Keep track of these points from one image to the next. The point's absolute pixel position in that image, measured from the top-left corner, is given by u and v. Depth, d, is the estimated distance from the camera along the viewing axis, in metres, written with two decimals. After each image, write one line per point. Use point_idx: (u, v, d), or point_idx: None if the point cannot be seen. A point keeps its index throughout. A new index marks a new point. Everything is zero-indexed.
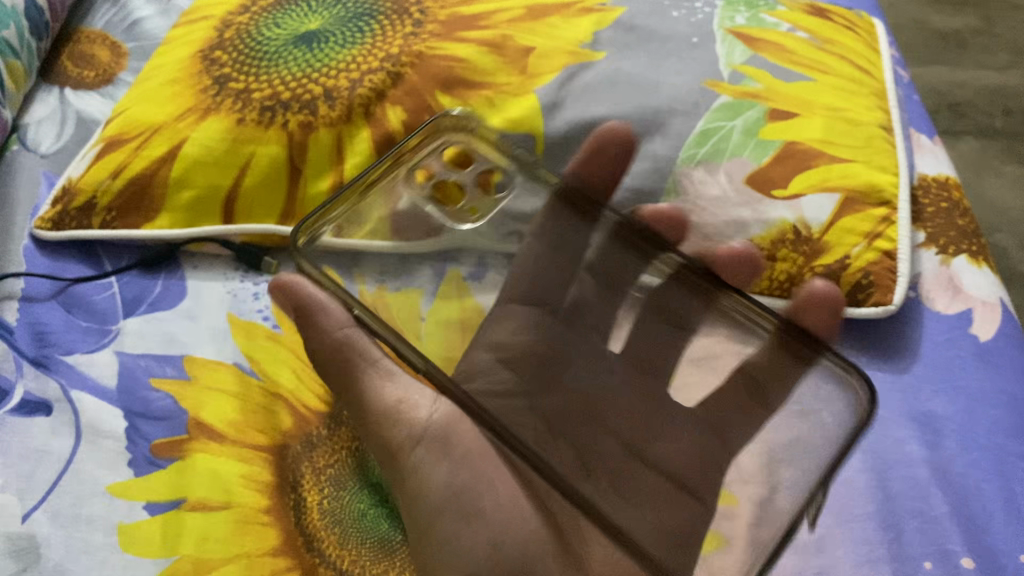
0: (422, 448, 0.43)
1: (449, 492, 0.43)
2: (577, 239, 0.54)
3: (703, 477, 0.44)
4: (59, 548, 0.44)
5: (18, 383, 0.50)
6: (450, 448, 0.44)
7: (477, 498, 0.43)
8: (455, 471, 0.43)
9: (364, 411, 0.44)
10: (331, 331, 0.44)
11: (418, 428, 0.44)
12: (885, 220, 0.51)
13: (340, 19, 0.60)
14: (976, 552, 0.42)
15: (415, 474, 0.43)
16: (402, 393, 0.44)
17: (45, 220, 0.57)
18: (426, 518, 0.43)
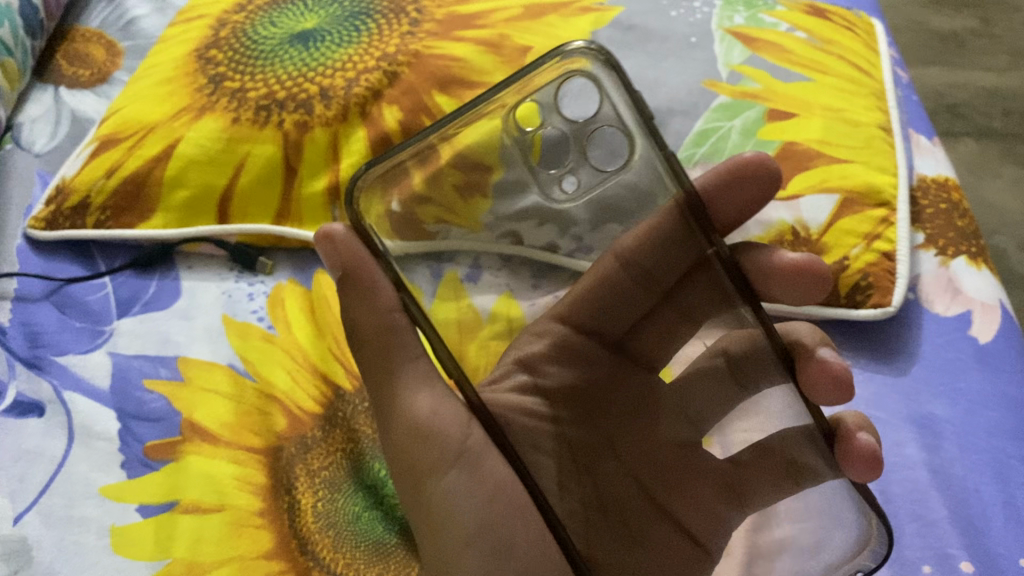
0: (453, 469, 0.41)
1: (474, 525, 0.40)
2: (664, 274, 0.44)
3: (709, 524, 0.43)
4: (51, 550, 0.44)
5: (10, 384, 0.50)
6: (479, 475, 0.41)
7: (502, 534, 0.40)
8: (485, 502, 0.40)
9: (397, 421, 0.42)
10: (376, 311, 0.42)
11: (452, 447, 0.41)
12: (883, 221, 0.51)
13: (335, 19, 0.59)
14: (976, 555, 0.41)
15: (442, 499, 0.41)
16: (437, 405, 0.42)
17: (39, 219, 0.57)
18: (451, 549, 0.40)
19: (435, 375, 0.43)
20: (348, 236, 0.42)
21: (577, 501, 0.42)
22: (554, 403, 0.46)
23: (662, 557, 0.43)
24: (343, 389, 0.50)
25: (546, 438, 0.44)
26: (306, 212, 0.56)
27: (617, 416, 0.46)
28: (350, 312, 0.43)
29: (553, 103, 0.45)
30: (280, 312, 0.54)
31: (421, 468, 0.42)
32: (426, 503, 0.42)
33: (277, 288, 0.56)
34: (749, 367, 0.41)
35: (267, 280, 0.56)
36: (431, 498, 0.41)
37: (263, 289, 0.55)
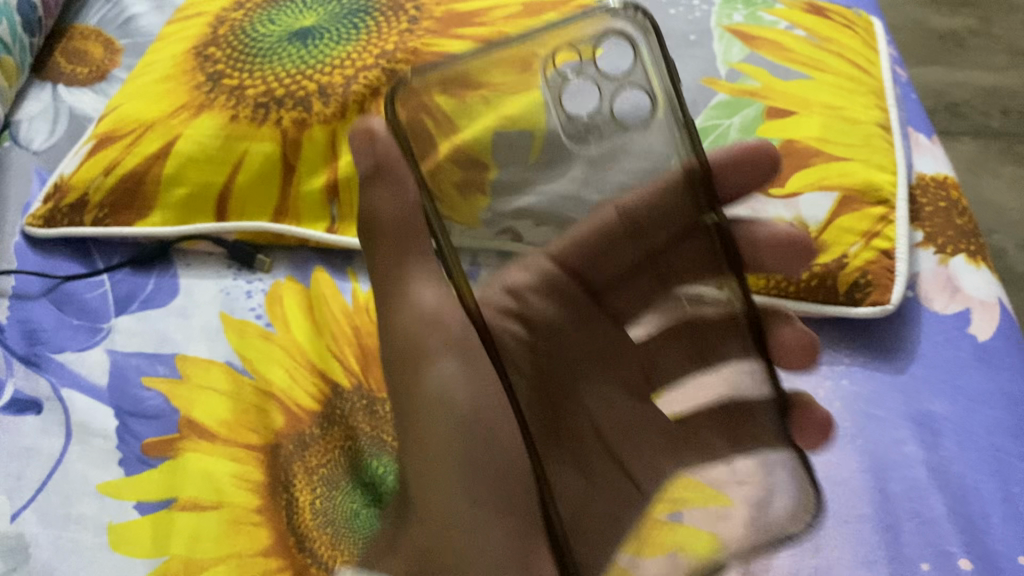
0: (451, 359, 0.44)
1: (468, 411, 0.43)
2: (657, 231, 0.46)
3: (650, 470, 0.44)
4: (48, 548, 0.44)
5: (8, 382, 0.50)
6: (473, 376, 0.44)
7: (484, 431, 0.43)
8: (481, 394, 0.43)
9: (403, 309, 0.44)
10: (401, 201, 0.42)
11: (450, 335, 0.43)
12: (882, 219, 0.51)
13: (335, 16, 0.59)
14: (974, 553, 0.41)
15: (434, 384, 0.43)
16: (445, 299, 0.43)
17: (36, 217, 0.57)
18: (438, 437, 0.43)
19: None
20: (388, 139, 0.42)
21: (542, 425, 0.43)
22: (534, 331, 0.46)
23: (605, 492, 0.43)
24: (341, 387, 0.50)
25: (522, 357, 0.44)
26: (304, 210, 0.56)
27: (587, 345, 0.47)
28: (375, 197, 0.43)
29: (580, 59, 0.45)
30: (278, 310, 0.54)
31: (420, 352, 0.44)
32: (415, 389, 0.44)
33: (275, 286, 0.55)
34: (717, 332, 0.45)
35: (265, 277, 0.56)
36: (423, 386, 0.44)
37: (261, 287, 0.55)
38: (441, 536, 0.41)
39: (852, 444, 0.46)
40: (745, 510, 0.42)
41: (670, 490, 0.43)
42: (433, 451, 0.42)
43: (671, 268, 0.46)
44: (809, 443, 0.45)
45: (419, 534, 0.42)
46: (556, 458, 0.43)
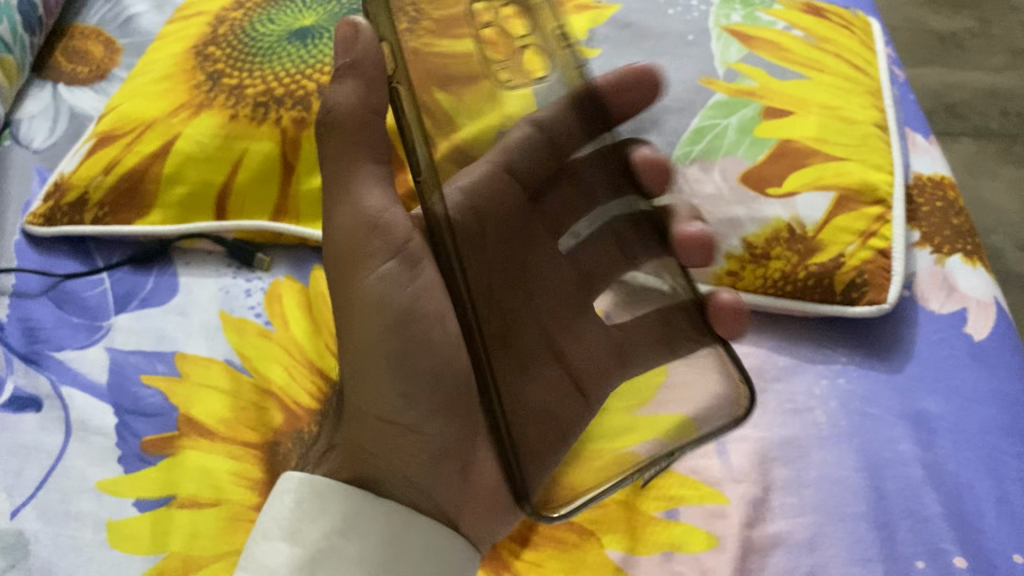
0: (390, 262, 0.44)
1: (401, 313, 0.44)
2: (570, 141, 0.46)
3: (594, 371, 0.43)
4: (47, 544, 0.44)
5: (8, 380, 0.50)
6: (415, 275, 0.44)
7: (417, 329, 0.44)
8: (421, 291, 0.44)
9: (346, 210, 0.44)
10: (370, 100, 0.42)
11: (394, 243, 0.44)
12: (879, 219, 0.51)
13: (334, 16, 0.59)
14: (969, 551, 0.41)
15: (373, 286, 0.44)
16: (387, 204, 0.44)
17: (37, 215, 0.57)
18: (370, 335, 0.43)
19: (389, 180, 0.45)
20: (369, 34, 0.42)
21: (493, 327, 0.42)
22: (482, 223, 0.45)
23: (546, 391, 0.42)
24: None
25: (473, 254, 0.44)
26: (303, 209, 0.56)
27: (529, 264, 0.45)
28: (341, 92, 0.43)
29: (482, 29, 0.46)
30: (277, 308, 0.54)
31: (360, 254, 0.44)
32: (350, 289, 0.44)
33: (275, 285, 0.56)
34: (640, 246, 0.42)
35: (264, 276, 0.56)
36: (358, 286, 0.44)
37: (261, 286, 0.56)
38: (370, 436, 0.42)
39: (848, 442, 0.46)
40: (740, 508, 0.44)
41: (665, 487, 0.45)
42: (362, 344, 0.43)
43: (589, 184, 0.45)
44: (730, 331, 0.44)
45: (352, 431, 0.42)
46: (503, 355, 0.42)
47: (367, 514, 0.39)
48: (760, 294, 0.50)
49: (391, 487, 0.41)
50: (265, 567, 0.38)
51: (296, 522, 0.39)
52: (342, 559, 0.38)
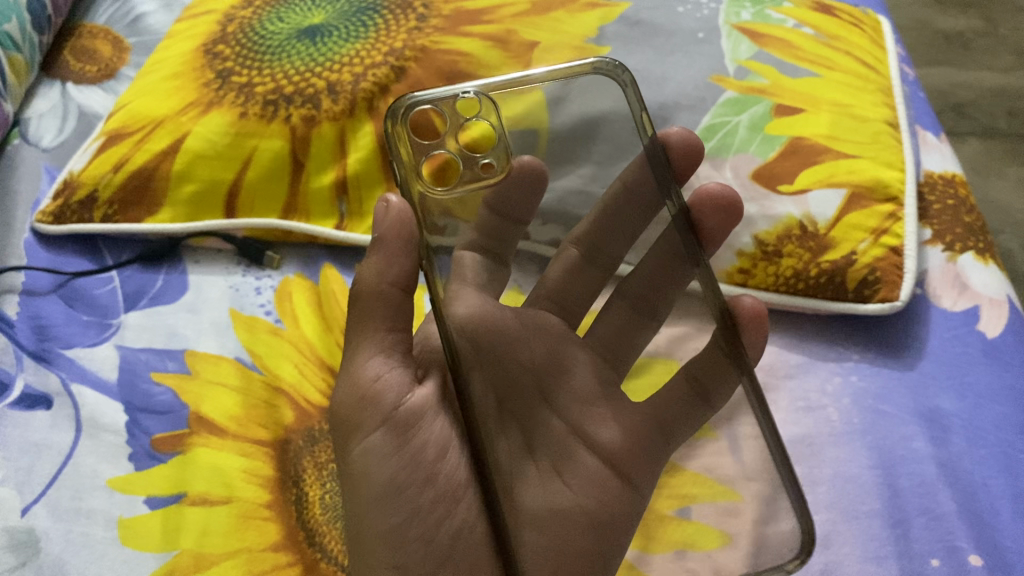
0: (381, 431, 0.43)
1: (387, 483, 0.42)
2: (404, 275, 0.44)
3: (643, 463, 0.46)
4: (59, 542, 0.44)
5: (18, 376, 0.50)
6: (399, 443, 0.43)
7: (413, 498, 0.42)
8: (403, 459, 0.43)
9: (343, 386, 0.44)
10: (392, 275, 0.43)
11: (384, 411, 0.43)
12: (891, 216, 0.51)
13: (342, 15, 0.59)
14: (984, 548, 0.41)
15: (362, 458, 0.43)
16: (381, 379, 0.43)
17: (46, 213, 0.57)
18: (363, 505, 0.42)
19: (396, 347, 0.45)
20: (400, 209, 0.44)
21: (509, 448, 0.44)
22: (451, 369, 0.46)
23: (625, 437, 0.47)
24: None
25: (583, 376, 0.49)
26: (313, 207, 0.56)
27: (512, 365, 0.47)
28: (384, 271, 0.43)
29: (434, 148, 0.50)
30: (287, 306, 0.54)
31: (353, 421, 0.43)
32: (349, 461, 0.43)
33: (285, 282, 0.56)
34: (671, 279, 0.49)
35: (274, 274, 0.56)
36: (355, 460, 0.43)
37: (271, 283, 0.56)
38: None
39: (862, 439, 0.46)
40: (753, 506, 0.43)
41: (675, 485, 0.45)
42: (371, 523, 0.42)
43: (563, 292, 0.52)
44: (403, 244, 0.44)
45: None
46: (516, 475, 0.43)
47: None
48: (771, 291, 0.50)
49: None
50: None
51: None
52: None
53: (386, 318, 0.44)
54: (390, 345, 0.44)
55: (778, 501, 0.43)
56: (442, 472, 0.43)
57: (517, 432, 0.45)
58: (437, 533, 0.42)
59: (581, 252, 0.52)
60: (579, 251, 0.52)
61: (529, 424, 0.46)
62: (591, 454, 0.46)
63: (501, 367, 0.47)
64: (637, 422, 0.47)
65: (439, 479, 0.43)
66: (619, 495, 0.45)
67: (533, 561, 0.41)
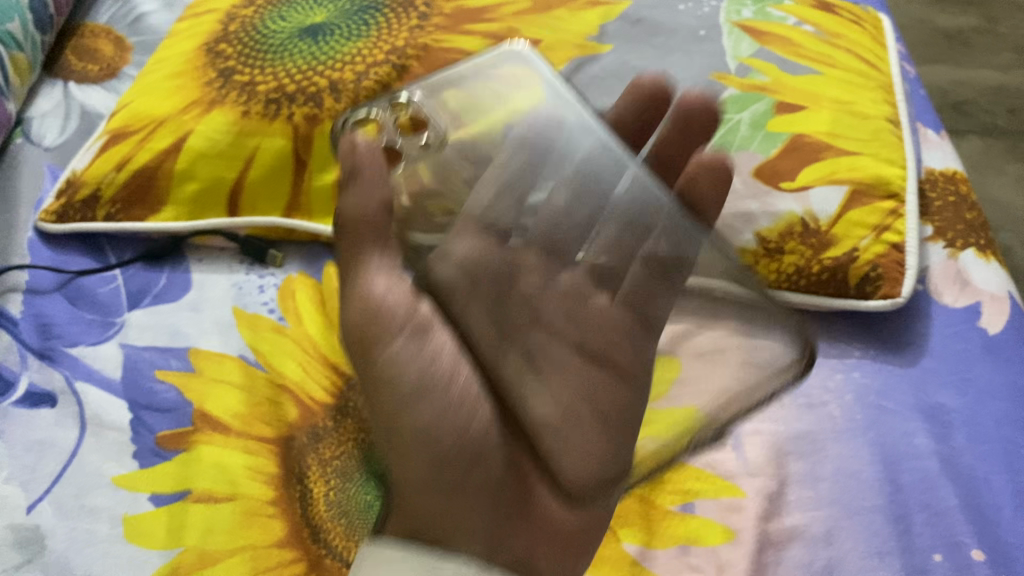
0: (399, 338, 0.44)
1: (414, 385, 0.44)
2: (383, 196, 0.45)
3: (625, 350, 0.45)
4: (63, 539, 0.44)
5: (22, 375, 0.50)
6: (416, 347, 0.45)
7: (440, 396, 0.44)
8: (424, 361, 0.44)
9: (353, 303, 0.45)
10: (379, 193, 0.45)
11: (398, 321, 0.45)
12: (893, 213, 0.51)
13: (344, 14, 0.59)
14: (986, 544, 0.41)
15: (387, 364, 0.44)
16: (390, 289, 0.45)
17: (49, 212, 0.57)
18: (393, 407, 0.43)
19: (395, 260, 0.46)
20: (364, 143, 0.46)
21: (514, 360, 0.46)
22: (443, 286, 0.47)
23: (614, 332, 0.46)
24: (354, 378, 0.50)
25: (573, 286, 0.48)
26: (315, 205, 0.56)
27: (510, 292, 0.49)
28: (365, 195, 0.45)
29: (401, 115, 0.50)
30: (291, 304, 0.54)
31: (372, 331, 0.44)
32: (372, 369, 0.44)
33: (288, 281, 0.56)
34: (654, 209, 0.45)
35: (277, 272, 0.57)
36: (379, 365, 0.44)
37: (274, 282, 0.56)
38: (458, 510, 0.41)
39: (864, 435, 0.46)
40: (756, 501, 0.44)
41: (681, 481, 0.45)
42: (407, 420, 0.43)
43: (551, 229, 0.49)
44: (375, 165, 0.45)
45: (405, 502, 0.41)
46: (526, 380, 0.45)
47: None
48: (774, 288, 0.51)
49: (460, 544, 0.39)
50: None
51: None
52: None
53: (376, 229, 0.45)
54: (387, 252, 0.46)
55: (785, 357, 0.42)
56: (457, 373, 0.45)
57: (518, 347, 0.47)
58: (462, 432, 0.43)
59: (570, 194, 0.48)
60: (566, 197, 0.48)
61: (529, 346, 0.47)
62: (591, 361, 0.46)
63: (493, 296, 0.49)
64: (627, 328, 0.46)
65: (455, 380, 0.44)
66: (620, 394, 0.44)
67: (566, 460, 0.43)
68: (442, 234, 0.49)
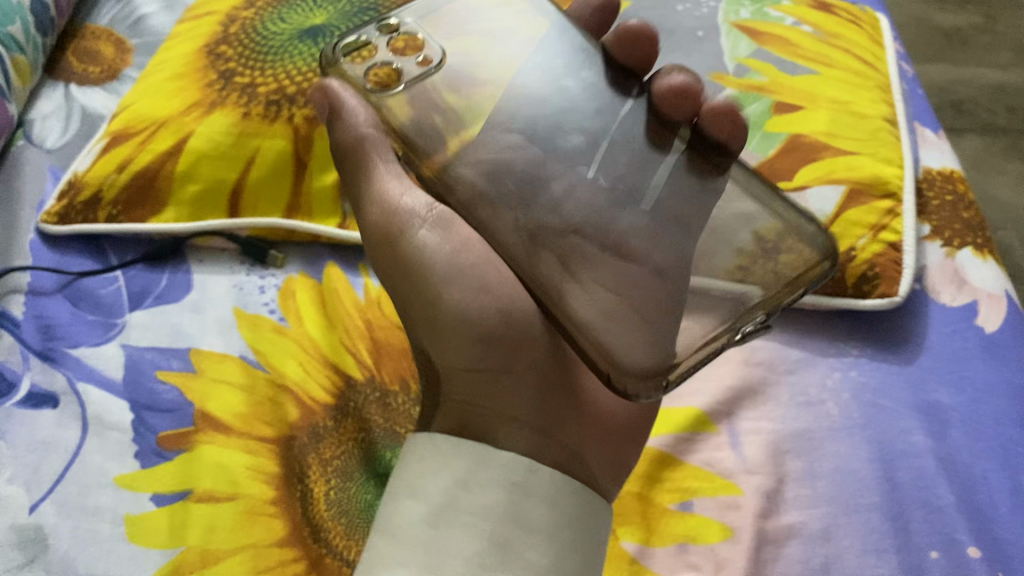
0: (426, 229, 0.45)
1: (448, 272, 0.44)
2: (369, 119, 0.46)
3: (673, 256, 0.43)
4: (66, 538, 0.44)
5: (24, 376, 0.50)
6: (448, 236, 0.45)
7: (478, 278, 0.44)
8: (456, 250, 0.45)
9: (372, 206, 0.46)
10: (366, 117, 0.46)
11: (421, 216, 0.45)
12: (890, 212, 0.51)
13: (343, 15, 0.61)
14: (982, 541, 0.42)
15: (418, 251, 0.45)
16: (408, 191, 0.46)
17: (50, 213, 0.57)
18: (432, 292, 0.44)
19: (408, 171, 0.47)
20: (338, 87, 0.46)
21: (550, 262, 0.42)
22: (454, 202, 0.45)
23: (648, 242, 0.44)
24: (354, 379, 0.51)
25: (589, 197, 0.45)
26: (316, 206, 0.57)
27: (535, 207, 0.44)
28: (356, 119, 0.45)
29: (380, 62, 0.48)
30: (291, 305, 0.54)
31: (397, 225, 0.45)
32: (404, 261, 0.45)
33: (289, 281, 0.56)
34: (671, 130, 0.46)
35: (278, 272, 0.57)
36: (410, 254, 0.45)
37: (274, 282, 0.56)
38: (503, 396, 0.44)
39: (861, 433, 0.46)
40: (754, 499, 0.44)
41: (678, 479, 0.46)
42: (443, 310, 0.44)
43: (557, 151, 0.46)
44: (353, 104, 0.46)
45: (454, 390, 0.44)
46: (563, 285, 0.42)
47: (487, 467, 0.37)
48: None
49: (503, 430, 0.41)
50: (394, 525, 0.36)
51: (458, 495, 0.36)
52: (465, 511, 0.36)
53: (372, 149, 0.45)
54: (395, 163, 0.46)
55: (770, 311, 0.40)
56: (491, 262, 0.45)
57: (549, 254, 0.43)
58: (504, 314, 0.44)
59: (573, 121, 0.47)
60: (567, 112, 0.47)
61: (565, 248, 0.43)
62: (628, 267, 0.43)
63: (519, 199, 0.44)
64: (659, 235, 0.44)
65: (490, 270, 0.45)
66: (658, 295, 0.42)
67: (609, 339, 0.39)
68: (456, 150, 0.45)
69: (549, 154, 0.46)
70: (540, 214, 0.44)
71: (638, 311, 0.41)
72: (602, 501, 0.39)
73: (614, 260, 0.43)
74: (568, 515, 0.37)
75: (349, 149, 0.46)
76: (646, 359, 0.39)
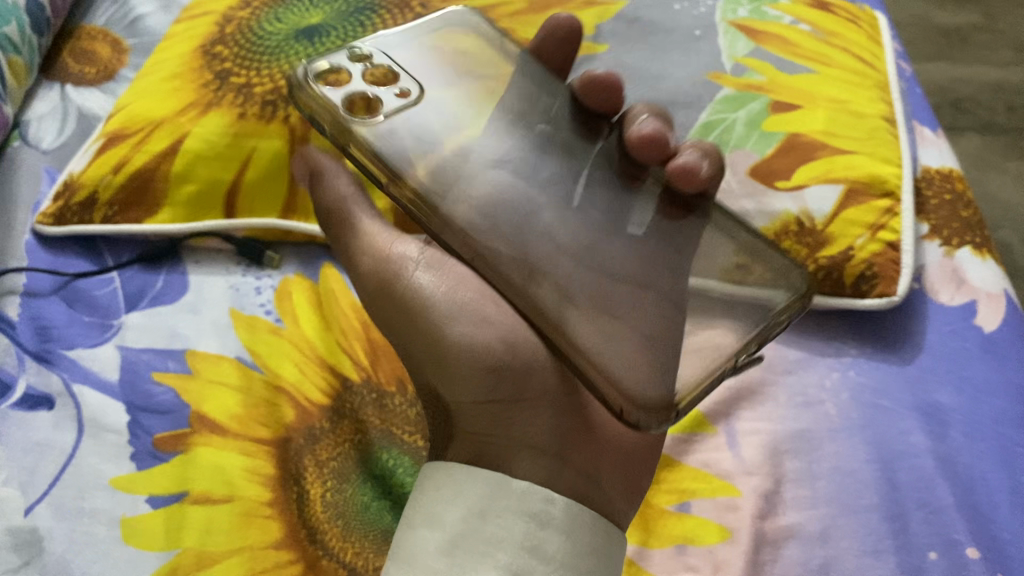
0: (419, 271, 0.45)
1: (447, 309, 0.44)
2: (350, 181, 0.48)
3: (660, 274, 0.44)
4: (62, 541, 0.44)
5: (20, 377, 0.50)
6: (441, 275, 0.45)
7: (480, 310, 0.44)
8: (453, 288, 0.45)
9: (362, 254, 0.46)
10: (351, 178, 0.49)
11: (412, 260, 0.46)
12: (888, 211, 0.51)
13: (340, 15, 0.61)
14: (982, 542, 0.41)
15: (416, 292, 0.44)
16: (393, 237, 0.47)
17: (45, 214, 0.57)
18: (435, 331, 0.44)
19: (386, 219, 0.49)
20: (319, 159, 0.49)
21: (548, 292, 0.41)
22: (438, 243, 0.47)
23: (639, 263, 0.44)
24: (350, 380, 0.50)
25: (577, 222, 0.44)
26: (312, 207, 0.56)
27: (527, 233, 0.43)
28: (341, 179, 0.48)
29: (358, 92, 0.45)
30: (288, 306, 0.54)
31: (388, 270, 0.45)
32: (401, 305, 0.45)
33: (285, 283, 0.56)
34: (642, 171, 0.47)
35: (274, 273, 0.57)
36: (406, 297, 0.44)
37: (270, 283, 0.56)
38: (517, 424, 0.42)
39: (860, 434, 0.46)
40: (752, 501, 0.44)
41: (676, 481, 0.45)
42: (448, 345, 0.43)
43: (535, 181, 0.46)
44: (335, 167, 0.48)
45: (464, 424, 0.43)
46: (564, 318, 0.40)
47: (503, 496, 0.36)
48: None
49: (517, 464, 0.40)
50: (410, 556, 0.35)
51: (475, 525, 0.36)
52: (482, 540, 0.35)
53: (356, 204, 0.47)
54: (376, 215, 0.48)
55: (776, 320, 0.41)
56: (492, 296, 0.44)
57: (548, 283, 0.41)
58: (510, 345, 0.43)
59: (547, 159, 0.47)
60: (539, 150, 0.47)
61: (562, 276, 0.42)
62: (624, 288, 0.43)
63: (511, 228, 0.43)
64: (647, 256, 0.44)
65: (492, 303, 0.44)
66: (653, 318, 0.42)
67: (614, 375, 0.39)
68: (443, 180, 0.43)
69: (531, 184, 0.46)
70: (533, 241, 0.43)
71: (640, 333, 0.41)
72: (619, 532, 0.39)
73: (613, 286, 0.43)
74: (584, 542, 0.36)
75: (332, 204, 0.48)
76: (652, 390, 0.38)
